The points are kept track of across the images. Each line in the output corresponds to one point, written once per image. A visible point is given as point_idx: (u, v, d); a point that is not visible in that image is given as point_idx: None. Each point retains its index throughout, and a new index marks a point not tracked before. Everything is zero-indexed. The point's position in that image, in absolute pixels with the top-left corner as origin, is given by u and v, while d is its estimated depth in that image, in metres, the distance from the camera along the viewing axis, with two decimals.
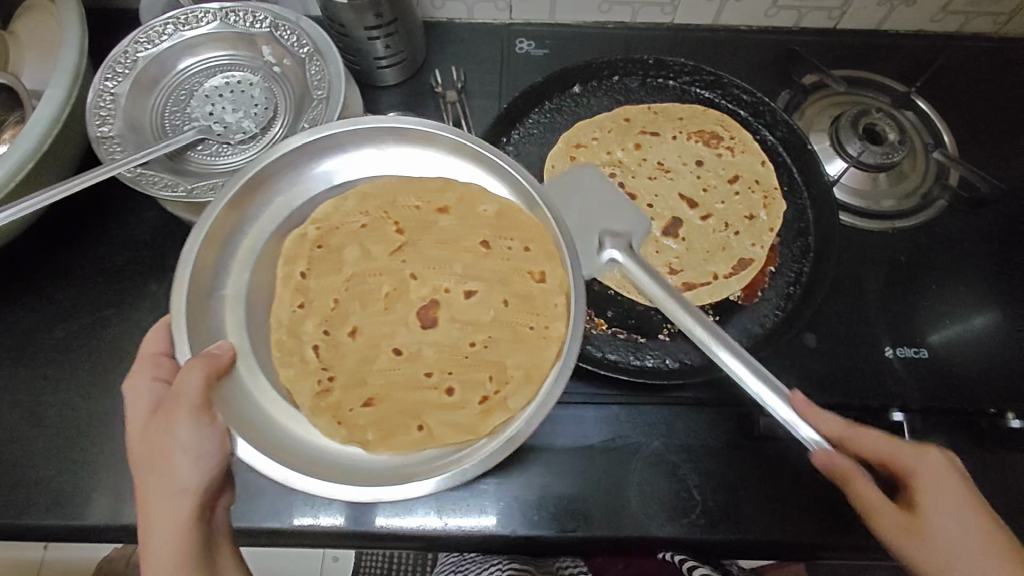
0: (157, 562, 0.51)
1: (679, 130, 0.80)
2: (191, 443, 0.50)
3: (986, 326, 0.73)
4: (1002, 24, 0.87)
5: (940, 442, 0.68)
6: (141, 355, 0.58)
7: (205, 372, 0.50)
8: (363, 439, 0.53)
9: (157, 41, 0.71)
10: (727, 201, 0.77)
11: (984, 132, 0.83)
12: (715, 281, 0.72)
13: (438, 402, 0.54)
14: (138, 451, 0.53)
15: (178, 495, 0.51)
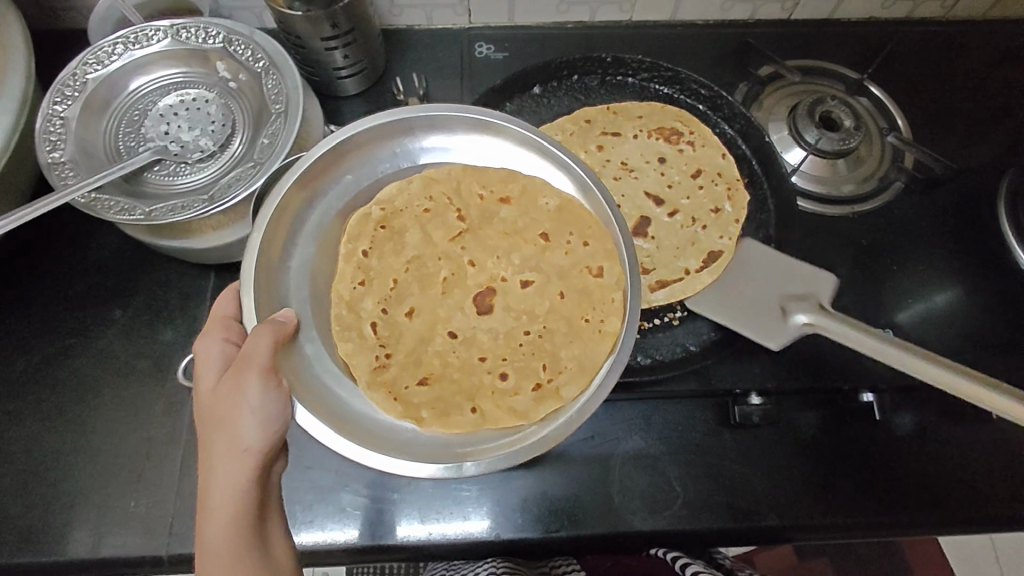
0: (217, 517, 0.49)
1: (642, 129, 0.81)
2: (257, 403, 0.50)
3: (948, 302, 0.75)
4: (948, 9, 0.89)
5: (907, 418, 0.72)
6: (210, 318, 0.59)
7: (274, 339, 0.52)
8: (417, 416, 0.58)
9: (107, 62, 0.69)
10: (692, 197, 0.78)
11: (938, 114, 0.84)
12: (688, 275, 0.72)
13: (492, 386, 0.60)
14: (202, 411, 0.53)
15: (239, 455, 0.50)
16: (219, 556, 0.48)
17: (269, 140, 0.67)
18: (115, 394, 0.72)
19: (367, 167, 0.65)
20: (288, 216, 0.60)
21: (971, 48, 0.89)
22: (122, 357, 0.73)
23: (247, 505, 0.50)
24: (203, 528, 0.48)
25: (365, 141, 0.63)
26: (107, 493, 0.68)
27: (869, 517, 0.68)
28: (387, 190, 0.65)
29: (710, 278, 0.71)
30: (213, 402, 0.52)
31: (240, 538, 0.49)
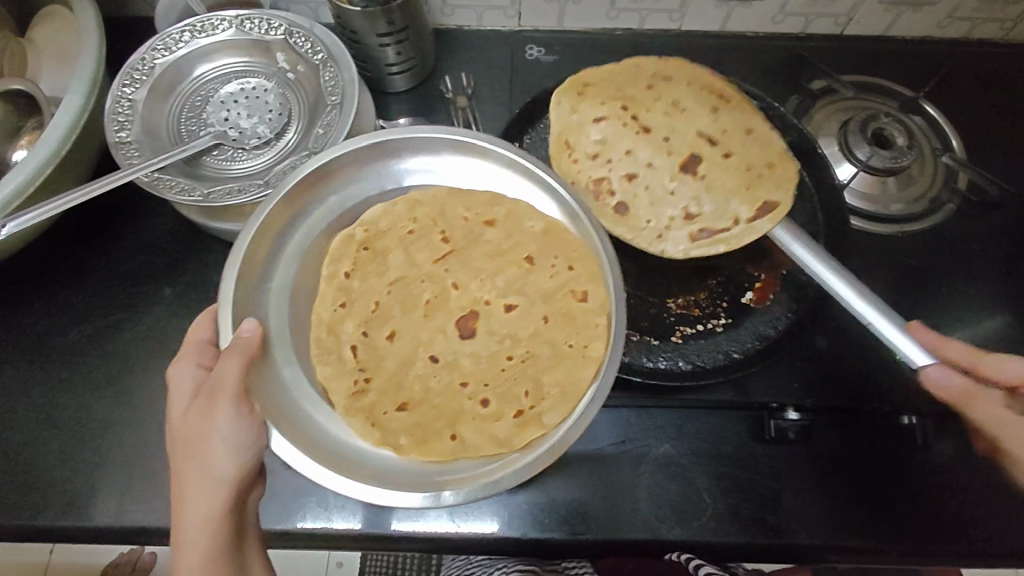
0: (190, 541, 0.54)
1: (680, 83, 0.79)
2: (227, 433, 0.54)
3: (997, 328, 0.73)
4: (1008, 31, 0.87)
5: (950, 446, 0.70)
6: (188, 341, 0.61)
7: (241, 366, 0.54)
8: (396, 443, 0.58)
9: (174, 49, 0.72)
10: (740, 146, 0.75)
11: (992, 137, 0.83)
12: (737, 225, 0.72)
13: (472, 412, 0.60)
14: (174, 439, 0.56)
15: (212, 484, 0.54)
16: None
17: (323, 130, 0.69)
18: (160, 369, 0.74)
19: (351, 191, 0.66)
20: (273, 235, 0.62)
21: None
22: (168, 334, 0.76)
23: (217, 531, 0.55)
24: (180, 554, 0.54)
25: (355, 160, 0.65)
26: (148, 464, 0.70)
27: (904, 544, 0.66)
28: (367, 214, 0.66)
29: (761, 229, 0.70)
30: (186, 432, 0.55)
31: (215, 561, 0.55)
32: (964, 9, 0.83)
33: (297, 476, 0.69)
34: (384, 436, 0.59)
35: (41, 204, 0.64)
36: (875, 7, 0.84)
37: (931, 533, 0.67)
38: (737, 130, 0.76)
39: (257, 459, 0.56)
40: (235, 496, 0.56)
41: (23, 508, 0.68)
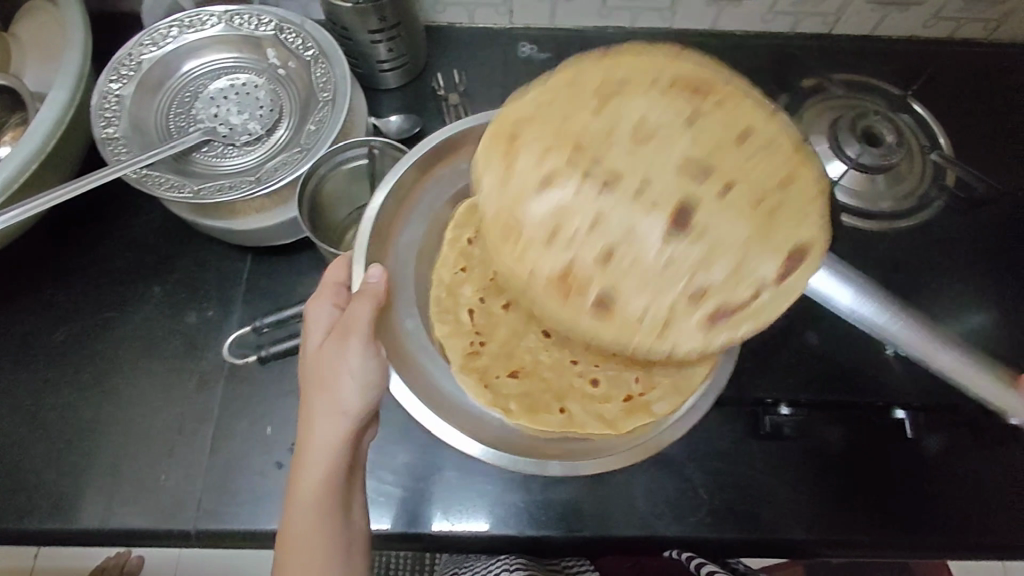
0: (313, 466, 0.56)
1: (667, 80, 0.50)
2: (356, 368, 0.56)
3: (983, 323, 0.75)
4: (992, 31, 0.88)
5: (941, 441, 0.71)
6: (323, 279, 0.63)
7: (376, 306, 0.57)
8: (507, 406, 0.62)
9: (162, 44, 0.71)
10: (762, 129, 0.49)
11: (976, 134, 0.84)
12: (762, 296, 0.46)
13: (584, 390, 0.65)
14: (308, 366, 0.59)
15: (337, 415, 0.56)
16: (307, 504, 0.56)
17: (315, 127, 0.68)
18: (150, 369, 0.73)
19: (470, 168, 0.68)
20: (414, 196, 0.67)
21: (1013, 70, 0.88)
22: (158, 333, 0.75)
23: (338, 460, 0.57)
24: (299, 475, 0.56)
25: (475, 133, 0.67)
26: (138, 465, 0.69)
27: (895, 537, 0.67)
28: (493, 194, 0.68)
29: (797, 290, 0.46)
30: (320, 361, 0.58)
31: (329, 491, 0.56)
32: (949, 8, 0.85)
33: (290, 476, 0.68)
34: (498, 399, 0.63)
35: (26, 202, 0.63)
36: (864, 7, 0.84)
37: (922, 525, 0.68)
38: (746, 145, 0.48)
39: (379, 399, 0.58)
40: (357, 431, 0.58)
41: (9, 512, 0.67)
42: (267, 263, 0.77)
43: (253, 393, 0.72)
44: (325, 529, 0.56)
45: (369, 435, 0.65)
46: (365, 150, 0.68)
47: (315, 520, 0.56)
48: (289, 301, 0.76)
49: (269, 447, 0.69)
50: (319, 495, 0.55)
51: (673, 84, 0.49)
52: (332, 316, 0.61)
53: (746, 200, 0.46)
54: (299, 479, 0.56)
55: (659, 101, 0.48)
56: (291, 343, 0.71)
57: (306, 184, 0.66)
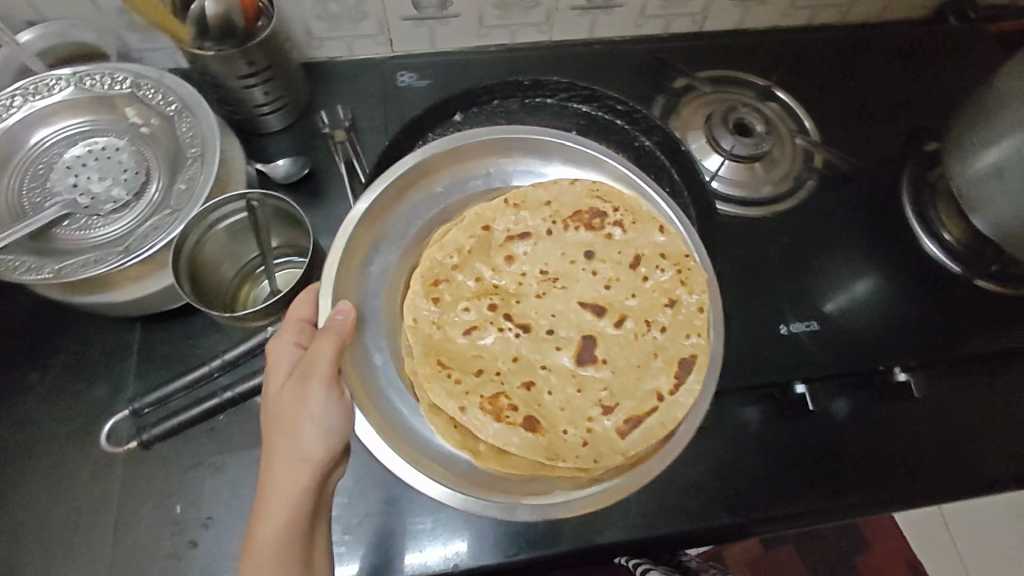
0: (273, 514, 0.52)
1: (572, 219, 0.65)
2: (319, 413, 0.54)
3: (867, 290, 0.79)
4: (844, 15, 0.94)
5: (842, 404, 0.74)
6: (288, 318, 0.60)
7: (338, 346, 0.56)
8: (475, 449, 0.58)
9: (4, 115, 0.66)
10: (660, 342, 0.61)
11: (842, 112, 0.89)
12: (661, 403, 0.59)
13: (575, 440, 0.58)
14: (268, 411, 0.56)
15: (300, 462, 0.53)
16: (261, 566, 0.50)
17: (186, 186, 0.65)
18: (38, 463, 0.68)
19: (456, 187, 0.70)
20: (379, 223, 0.67)
21: (868, 49, 0.95)
22: (44, 422, 0.69)
23: (303, 506, 0.53)
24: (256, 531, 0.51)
25: (460, 155, 0.70)
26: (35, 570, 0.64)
27: (815, 504, 0.70)
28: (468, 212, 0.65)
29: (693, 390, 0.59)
30: (280, 405, 0.55)
31: (287, 548, 0.51)
32: None
33: (207, 553, 0.64)
34: (468, 439, 0.58)
35: None
36: (726, 4, 0.89)
37: (838, 487, 0.71)
38: (634, 272, 0.64)
39: (345, 441, 0.56)
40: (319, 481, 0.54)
41: None
42: (157, 330, 0.73)
43: (157, 471, 0.67)
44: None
45: (338, 475, 0.61)
46: (242, 203, 0.66)
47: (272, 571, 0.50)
48: (185, 367, 0.71)
49: (180, 526, 0.65)
50: (277, 554, 0.50)
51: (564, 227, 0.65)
52: (294, 356, 0.58)
53: (650, 358, 0.61)
54: (256, 535, 0.51)
55: (563, 249, 0.64)
56: (171, 423, 0.67)
57: (180, 250, 0.63)
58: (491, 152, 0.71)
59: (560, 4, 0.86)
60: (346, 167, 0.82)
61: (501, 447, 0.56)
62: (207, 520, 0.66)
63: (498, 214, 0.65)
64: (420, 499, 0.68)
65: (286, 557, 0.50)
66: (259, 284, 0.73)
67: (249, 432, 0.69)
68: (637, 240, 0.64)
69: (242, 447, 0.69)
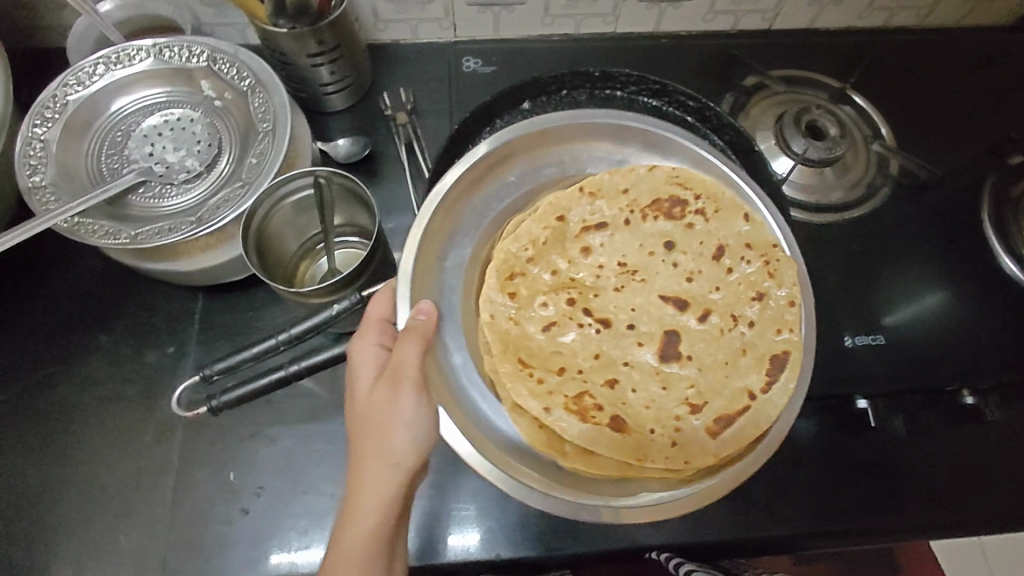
0: (363, 515, 0.53)
1: (651, 211, 0.63)
2: (411, 416, 0.54)
3: (935, 305, 0.76)
4: (924, 17, 0.90)
5: (902, 423, 0.72)
6: (368, 318, 0.62)
7: (423, 347, 0.56)
8: (561, 450, 0.57)
9: (87, 83, 0.68)
10: (748, 337, 0.59)
11: (917, 119, 0.86)
12: (753, 402, 0.58)
13: (663, 438, 0.57)
14: (359, 410, 0.57)
15: (389, 466, 0.54)
16: (350, 561, 0.52)
17: (257, 160, 0.67)
18: (101, 423, 0.70)
19: (530, 175, 0.68)
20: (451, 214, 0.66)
21: (948, 55, 0.91)
22: (108, 384, 0.71)
23: (390, 507, 0.54)
24: (345, 528, 0.53)
25: (533, 143, 0.68)
26: (96, 526, 0.66)
27: (867, 520, 0.68)
28: (544, 200, 0.64)
29: (787, 388, 0.58)
30: (371, 406, 0.56)
31: (375, 545, 0.53)
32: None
33: (258, 521, 0.66)
34: (552, 440, 0.58)
35: None
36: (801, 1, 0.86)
37: (892, 503, 0.69)
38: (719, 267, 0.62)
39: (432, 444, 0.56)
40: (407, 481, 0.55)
41: None
42: (218, 301, 0.74)
43: (214, 439, 0.69)
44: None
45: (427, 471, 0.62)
46: (310, 179, 0.66)
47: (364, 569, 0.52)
48: (246, 339, 0.73)
49: (233, 493, 0.67)
50: (365, 549, 0.52)
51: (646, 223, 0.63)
52: (378, 357, 0.60)
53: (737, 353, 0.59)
54: (345, 530, 0.53)
55: (641, 245, 0.62)
56: (240, 390, 0.67)
57: (250, 222, 0.64)
58: (560, 140, 0.69)
59: None
60: (407, 149, 0.82)
61: (587, 447, 0.56)
62: (259, 489, 0.67)
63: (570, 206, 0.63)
64: (467, 485, 0.69)
65: (377, 555, 0.53)
66: (317, 261, 0.74)
67: (303, 407, 0.70)
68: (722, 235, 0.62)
69: (296, 421, 0.70)
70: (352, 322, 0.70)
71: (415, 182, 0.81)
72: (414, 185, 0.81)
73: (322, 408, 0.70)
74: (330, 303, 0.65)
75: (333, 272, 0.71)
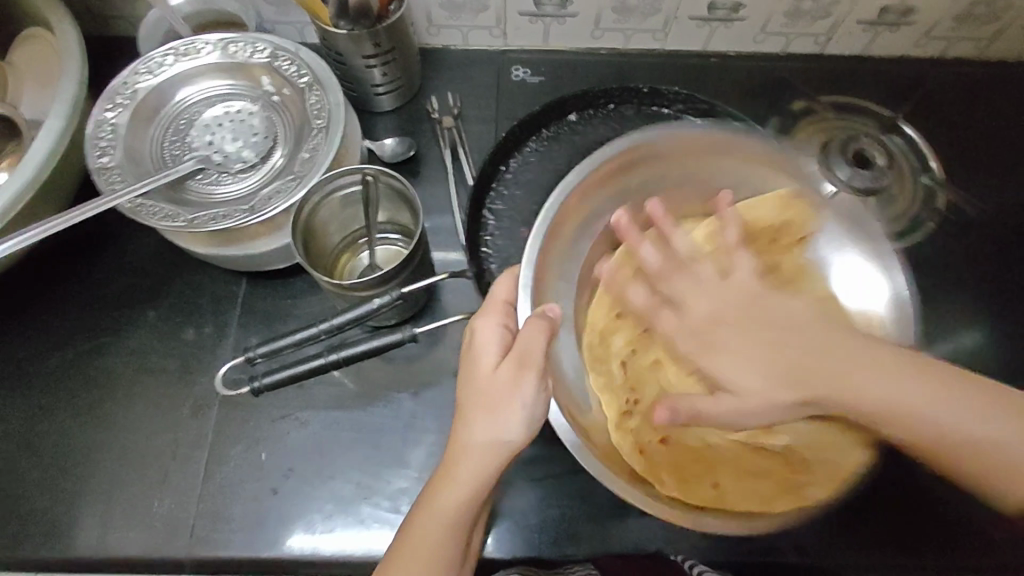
0: (456, 485, 0.52)
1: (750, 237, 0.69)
2: (530, 403, 0.52)
3: (975, 344, 0.75)
4: (982, 50, 0.89)
5: (933, 461, 0.70)
6: (492, 299, 0.57)
7: (549, 337, 0.54)
8: (660, 478, 0.60)
9: (157, 72, 0.72)
10: None
11: (967, 154, 0.85)
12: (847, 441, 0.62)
13: (738, 465, 0.62)
14: (470, 386, 0.53)
15: (496, 445, 0.52)
16: (439, 526, 0.53)
17: (310, 155, 0.69)
18: (143, 395, 0.73)
19: (642, 186, 0.69)
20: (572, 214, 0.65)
21: (1005, 91, 0.89)
22: (153, 358, 0.75)
23: (484, 487, 0.53)
24: (439, 496, 0.53)
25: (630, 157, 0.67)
26: (132, 492, 0.69)
27: (889, 556, 0.68)
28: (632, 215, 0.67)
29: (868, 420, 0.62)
30: (487, 385, 0.53)
31: (462, 516, 0.53)
32: (939, 28, 0.85)
33: (285, 501, 0.68)
34: (652, 467, 0.60)
35: (34, 225, 0.65)
36: (854, 26, 0.85)
37: (915, 540, 0.68)
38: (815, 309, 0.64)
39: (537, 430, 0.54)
40: (507, 462, 0.53)
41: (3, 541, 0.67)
42: (261, 287, 0.77)
43: (248, 419, 0.72)
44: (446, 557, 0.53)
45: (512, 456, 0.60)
46: (359, 176, 0.68)
47: (443, 533, 0.53)
48: (284, 327, 0.75)
49: (263, 473, 0.69)
50: (455, 520, 0.53)
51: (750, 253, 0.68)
52: (503, 337, 0.55)
53: None
54: (440, 497, 0.53)
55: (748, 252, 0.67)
56: (283, 374, 0.67)
57: (299, 213, 0.66)
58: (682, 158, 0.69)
59: (680, 13, 0.84)
60: (451, 151, 0.85)
61: (679, 474, 0.60)
62: (288, 471, 0.69)
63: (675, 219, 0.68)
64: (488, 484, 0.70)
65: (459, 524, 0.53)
66: (358, 254, 0.76)
67: (335, 395, 0.73)
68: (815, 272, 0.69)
69: (327, 408, 0.72)
70: (390, 316, 0.71)
71: (457, 185, 0.84)
72: (456, 188, 0.83)
73: (352, 398, 0.72)
74: (370, 298, 0.67)
75: (374, 266, 0.73)
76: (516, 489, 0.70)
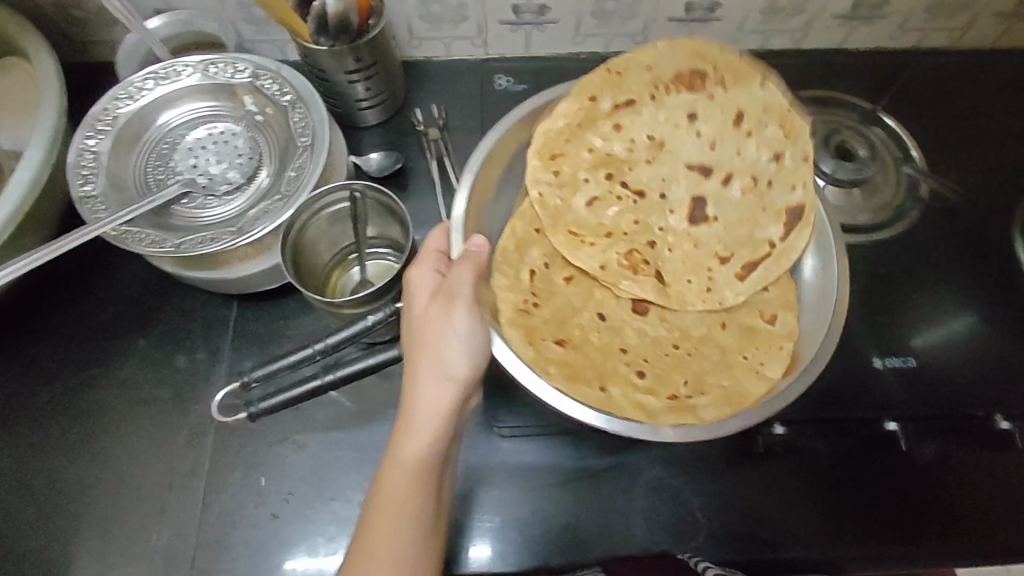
0: (415, 421, 0.57)
1: (716, 76, 0.70)
2: (462, 332, 0.59)
3: (967, 330, 0.75)
4: (956, 39, 0.90)
5: (932, 448, 0.70)
6: (424, 248, 0.65)
7: (475, 273, 0.61)
8: (547, 369, 0.64)
9: (137, 97, 0.71)
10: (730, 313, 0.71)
11: (951, 141, 0.86)
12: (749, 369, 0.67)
13: (626, 376, 0.67)
14: (410, 330, 0.61)
15: (444, 378, 0.58)
16: (406, 467, 0.55)
17: (296, 173, 0.69)
18: (137, 424, 0.72)
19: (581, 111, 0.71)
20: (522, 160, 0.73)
21: (981, 78, 0.90)
22: (145, 387, 0.74)
23: (443, 423, 0.57)
24: (401, 436, 0.56)
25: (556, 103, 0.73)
26: (131, 524, 0.68)
27: (895, 547, 0.68)
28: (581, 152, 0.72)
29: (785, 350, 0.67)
30: (422, 324, 0.59)
31: (430, 457, 0.56)
32: (913, 20, 0.86)
33: (286, 525, 0.67)
34: (541, 360, 0.65)
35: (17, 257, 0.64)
36: (831, 22, 0.86)
37: (916, 530, 0.68)
38: None
39: (483, 362, 0.61)
40: (461, 395, 0.59)
41: None
42: (254, 309, 0.76)
43: (246, 443, 0.71)
44: (424, 501, 0.55)
45: (475, 401, 0.65)
46: (346, 193, 0.68)
47: (414, 475, 0.55)
48: (277, 348, 0.75)
49: (263, 497, 0.68)
50: (420, 460, 0.56)
51: (721, 137, 0.71)
52: (435, 280, 0.62)
53: (721, 328, 0.71)
54: (402, 439, 0.57)
55: (680, 170, 0.72)
56: (276, 399, 0.67)
57: (287, 233, 0.66)
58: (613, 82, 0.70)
59: (660, 15, 0.85)
60: (438, 164, 0.84)
61: (567, 366, 0.66)
62: (288, 495, 0.68)
63: (636, 118, 0.71)
64: (490, 496, 0.70)
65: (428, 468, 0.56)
66: (349, 271, 0.75)
67: (333, 414, 0.72)
68: (797, 155, 0.68)
69: (325, 427, 0.71)
70: (384, 332, 0.71)
71: (446, 198, 0.83)
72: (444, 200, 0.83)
73: (350, 417, 0.72)
74: (363, 315, 0.66)
75: (365, 283, 0.73)
76: (520, 498, 0.70)
